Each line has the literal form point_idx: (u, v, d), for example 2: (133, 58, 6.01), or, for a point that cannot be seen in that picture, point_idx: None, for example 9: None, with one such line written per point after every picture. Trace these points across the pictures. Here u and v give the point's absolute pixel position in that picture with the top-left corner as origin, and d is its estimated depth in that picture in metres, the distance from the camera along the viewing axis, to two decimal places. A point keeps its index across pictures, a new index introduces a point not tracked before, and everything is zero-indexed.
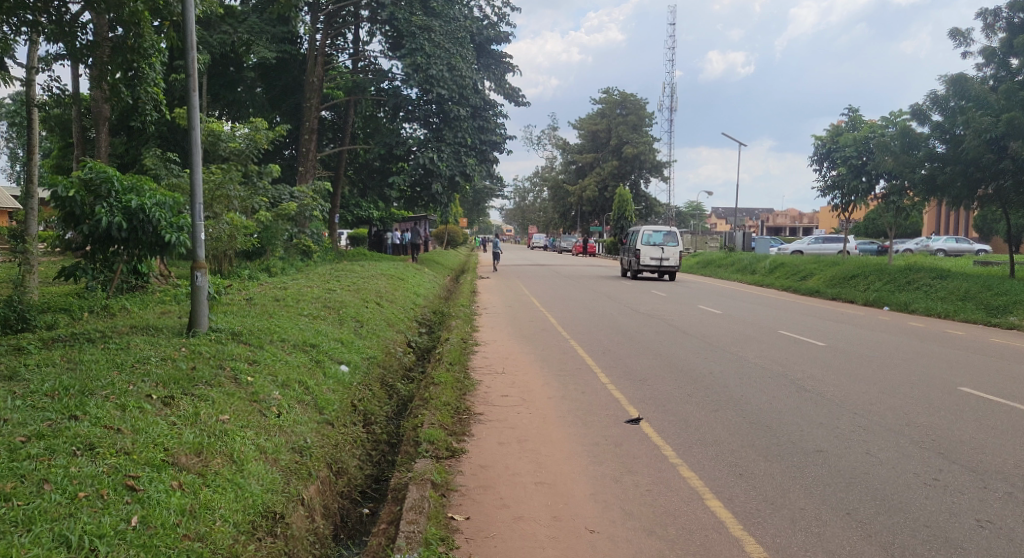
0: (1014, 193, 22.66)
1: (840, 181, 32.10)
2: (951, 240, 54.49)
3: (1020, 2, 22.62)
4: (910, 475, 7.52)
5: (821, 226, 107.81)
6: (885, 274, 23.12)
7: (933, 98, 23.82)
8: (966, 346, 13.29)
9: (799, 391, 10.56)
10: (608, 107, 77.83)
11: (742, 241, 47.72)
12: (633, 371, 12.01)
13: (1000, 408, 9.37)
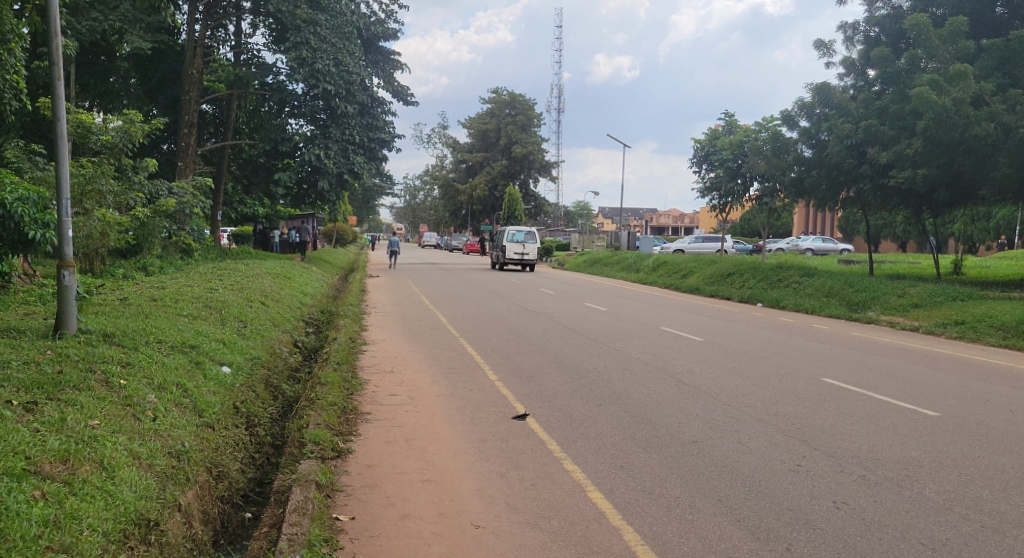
0: (873, 196, 24.36)
1: (718, 183, 33.53)
2: (819, 240, 58.07)
3: (875, 18, 24.59)
4: (777, 462, 7.97)
5: (702, 226, 112.08)
6: (760, 272, 24.29)
7: (801, 105, 25.17)
8: (829, 339, 14.18)
9: (678, 384, 11.01)
10: (497, 107, 78.66)
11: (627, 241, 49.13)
12: (521, 367, 12.20)
13: (856, 397, 10.06)
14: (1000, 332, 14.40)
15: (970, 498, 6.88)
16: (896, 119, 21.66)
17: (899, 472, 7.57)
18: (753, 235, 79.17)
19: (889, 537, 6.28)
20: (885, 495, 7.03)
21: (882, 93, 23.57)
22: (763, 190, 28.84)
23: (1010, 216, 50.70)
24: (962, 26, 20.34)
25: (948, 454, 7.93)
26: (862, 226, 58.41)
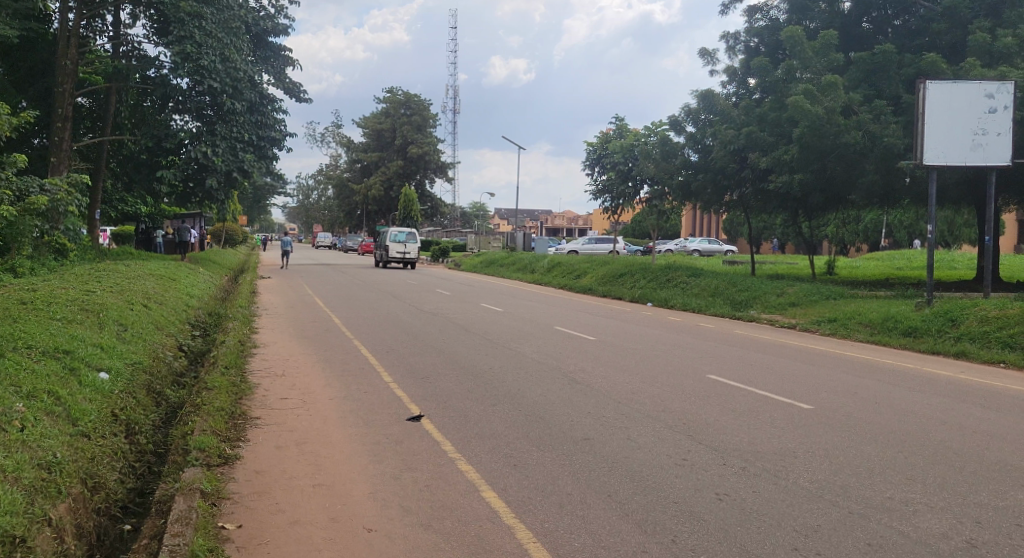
0: (754, 200, 25.70)
1: (610, 186, 34.31)
2: (706, 241, 60.69)
3: (755, 29, 25.76)
4: (664, 456, 8.23)
5: (596, 227, 114.52)
6: (650, 272, 25.01)
7: (688, 110, 26.11)
8: (714, 337, 14.74)
9: (571, 383, 11.20)
10: (392, 107, 78.06)
11: (522, 241, 49.66)
12: (415, 369, 12.14)
13: (739, 392, 10.50)
14: (868, 328, 15.29)
15: (841, 485, 7.24)
16: (774, 126, 22.72)
17: (777, 463, 7.92)
18: (644, 236, 81.54)
19: (768, 523, 6.57)
20: (764, 486, 7.35)
21: (761, 101, 24.64)
22: (652, 192, 29.77)
23: (877, 219, 54.13)
24: (833, 39, 21.45)
25: (820, 445, 8.36)
26: (745, 228, 61.12)
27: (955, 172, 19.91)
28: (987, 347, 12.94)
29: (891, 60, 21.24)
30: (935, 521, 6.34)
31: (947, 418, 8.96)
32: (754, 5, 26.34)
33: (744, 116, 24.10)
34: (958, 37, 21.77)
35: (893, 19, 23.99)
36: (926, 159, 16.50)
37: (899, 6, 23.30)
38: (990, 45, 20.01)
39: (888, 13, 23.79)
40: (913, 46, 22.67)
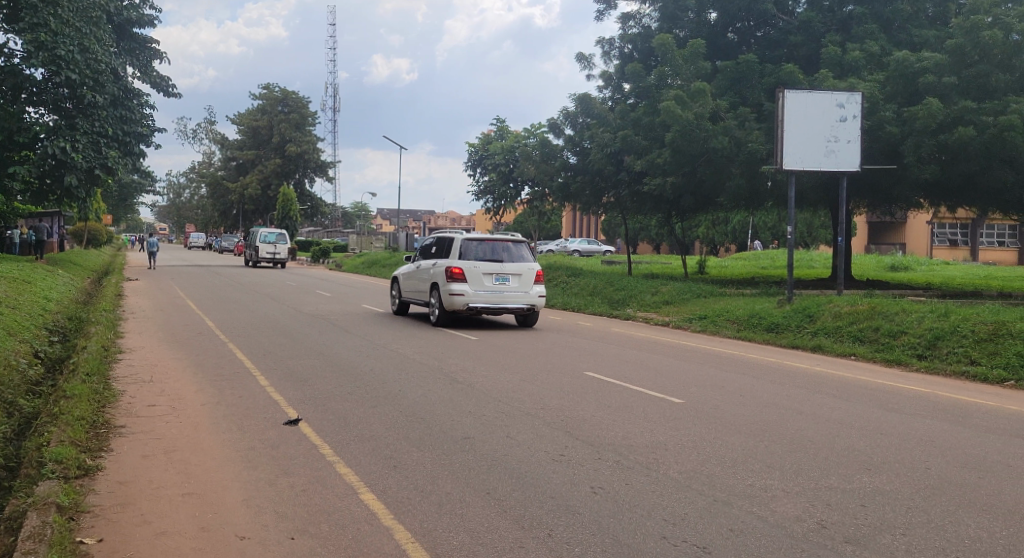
0: (629, 201, 26.55)
1: (491, 187, 34.64)
2: (585, 242, 62.61)
3: (628, 35, 26.63)
4: (542, 453, 8.34)
5: (480, 228, 115.25)
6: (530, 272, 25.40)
7: (566, 114, 26.72)
8: (593, 335, 15.08)
9: (452, 382, 11.22)
10: (269, 103, 76.04)
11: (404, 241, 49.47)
12: (292, 371, 11.86)
13: (615, 387, 10.80)
14: (735, 325, 16.05)
15: (707, 475, 7.54)
16: (648, 130, 23.55)
17: (648, 456, 8.18)
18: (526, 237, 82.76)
19: (641, 512, 6.71)
20: (636, 478, 7.56)
21: (635, 105, 25.43)
22: (533, 194, 30.23)
23: (743, 221, 57.11)
24: (700, 47, 22.40)
25: (688, 437, 8.69)
26: (622, 229, 63.12)
27: (813, 177, 21.20)
28: (840, 340, 13.83)
29: (753, 70, 22.44)
30: (790, 504, 6.68)
31: (803, 409, 9.51)
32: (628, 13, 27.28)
33: (619, 119, 24.83)
34: (813, 50, 23.33)
35: (754, 30, 25.39)
36: (786, 164, 17.40)
37: (760, 19, 24.67)
38: (840, 58, 21.46)
39: (751, 25, 25.15)
40: (774, 57, 24.07)
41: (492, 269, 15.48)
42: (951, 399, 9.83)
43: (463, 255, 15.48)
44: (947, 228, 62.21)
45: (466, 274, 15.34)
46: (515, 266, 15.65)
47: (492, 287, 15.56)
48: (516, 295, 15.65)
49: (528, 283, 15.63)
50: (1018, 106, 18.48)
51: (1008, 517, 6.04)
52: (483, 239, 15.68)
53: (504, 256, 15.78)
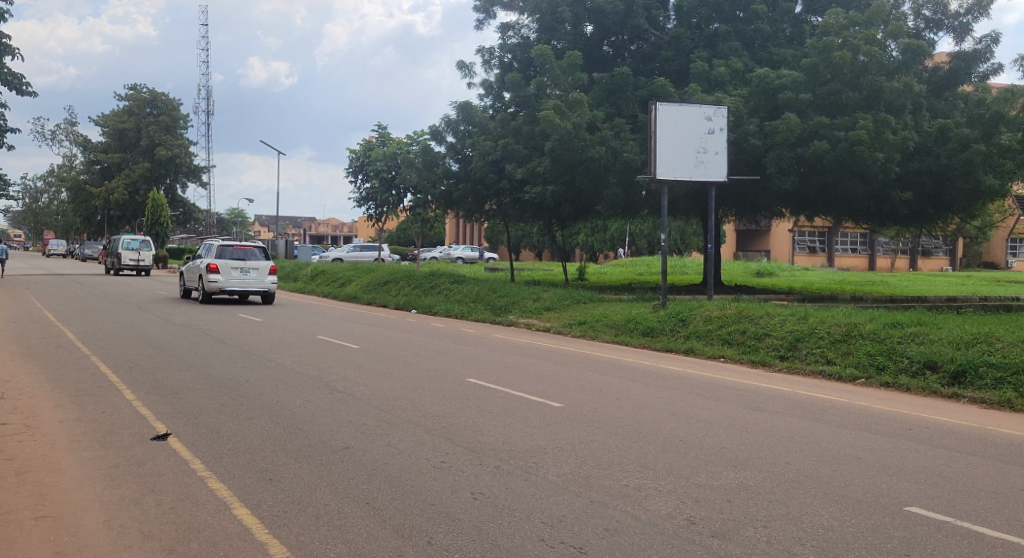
0: (511, 208, 26.92)
1: (373, 194, 34.26)
2: (468, 249, 62.96)
3: (508, 46, 27.03)
4: (422, 461, 8.18)
5: (362, 234, 113.77)
6: (413, 280, 25.29)
7: (447, 121, 26.80)
8: (475, 342, 15.12)
9: (331, 392, 10.97)
10: (136, 104, 72.64)
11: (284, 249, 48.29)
12: (162, 384, 11.32)
13: (496, 393, 10.84)
14: (613, 329, 16.48)
15: (584, 477, 7.61)
16: (528, 138, 23.96)
17: (528, 460, 8.18)
18: (409, 244, 82.43)
19: (521, 517, 6.67)
20: (516, 482, 7.55)
21: (516, 114, 25.74)
22: (416, 201, 30.11)
23: (621, 228, 58.88)
24: (578, 59, 22.93)
25: (567, 440, 8.79)
26: (504, 236, 63.83)
27: (686, 187, 22.09)
28: (711, 343, 14.44)
29: (628, 82, 23.20)
30: (662, 503, 6.83)
31: (676, 410, 9.83)
32: (507, 24, 27.71)
33: (500, 128, 25.10)
34: (683, 64, 24.31)
35: (628, 44, 26.18)
36: (660, 174, 18.02)
37: (634, 32, 25.39)
38: (707, 73, 22.48)
39: (625, 39, 25.96)
40: (647, 70, 24.98)
41: (238, 265, 24.32)
42: (809, 397, 10.43)
43: (220, 256, 24.07)
44: (807, 235, 66.28)
45: (220, 269, 24.04)
46: (255, 263, 24.49)
47: (239, 277, 24.35)
48: (256, 282, 24.44)
49: (264, 274, 24.52)
50: (865, 122, 19.55)
51: (859, 505, 6.43)
52: (234, 245, 24.14)
53: (250, 257, 24.37)
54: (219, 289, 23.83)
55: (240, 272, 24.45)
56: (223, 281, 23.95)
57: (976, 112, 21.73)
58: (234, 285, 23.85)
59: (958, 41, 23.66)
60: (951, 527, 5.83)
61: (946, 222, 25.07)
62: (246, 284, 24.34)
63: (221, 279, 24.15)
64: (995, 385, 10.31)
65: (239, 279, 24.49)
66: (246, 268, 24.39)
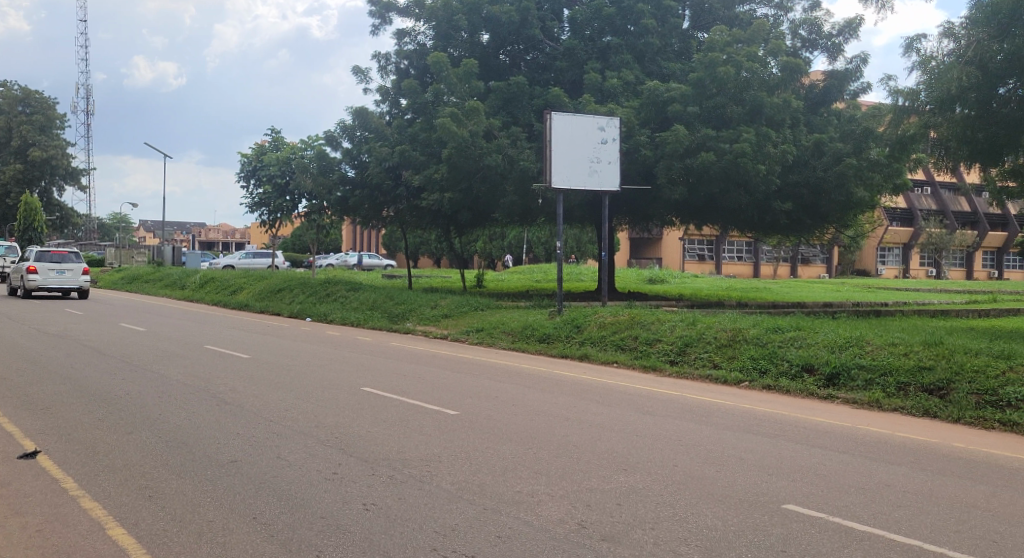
0: (409, 215, 26.81)
1: (265, 200, 33.41)
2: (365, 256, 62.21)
3: (404, 52, 26.95)
4: (313, 471, 7.88)
5: (254, 241, 110.88)
6: (308, 287, 24.79)
7: (343, 126, 26.48)
8: (370, 350, 14.91)
9: (219, 404, 10.59)
10: (6, 103, 68.57)
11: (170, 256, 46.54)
12: (33, 399, 10.68)
13: (390, 402, 10.70)
14: (510, 336, 16.58)
15: (477, 484, 7.41)
16: (425, 145, 23.92)
17: (421, 469, 7.92)
18: (303, 251, 80.72)
19: (411, 528, 6.35)
20: (408, 491, 7.24)
21: (412, 121, 25.67)
22: (311, 207, 29.55)
23: (518, 236, 59.46)
24: (474, 67, 23.06)
25: (463, 447, 8.71)
26: (402, 243, 63.33)
27: (581, 195, 22.52)
28: (604, 349, 14.72)
29: (523, 92, 23.48)
30: (554, 508, 6.74)
31: (569, 416, 9.95)
32: (402, 30, 27.62)
33: (396, 134, 24.95)
34: (576, 75, 24.84)
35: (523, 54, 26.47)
36: (556, 182, 18.26)
37: (528, 43, 25.69)
38: (600, 85, 22.99)
39: (520, 48, 26.22)
40: (541, 80, 25.31)
41: (56, 266, 26.24)
42: (695, 400, 10.78)
43: (38, 258, 26.04)
44: (696, 244, 68.47)
45: (37, 270, 26.01)
46: (71, 265, 26.57)
47: (56, 277, 26.27)
48: (71, 281, 26.44)
49: (78, 274, 26.54)
50: (748, 135, 20.49)
51: (741, 504, 6.63)
52: (52, 250, 26.31)
53: (67, 259, 26.50)
54: (36, 288, 25.89)
55: (58, 273, 26.36)
56: (41, 280, 25.89)
57: (847, 128, 23.33)
58: (51, 282, 25.89)
59: (831, 60, 25.05)
60: (824, 522, 6.10)
61: (823, 232, 26.47)
62: (63, 283, 26.32)
63: (37, 279, 26.04)
64: (866, 386, 10.91)
65: (56, 279, 26.38)
66: (64, 268, 26.31)
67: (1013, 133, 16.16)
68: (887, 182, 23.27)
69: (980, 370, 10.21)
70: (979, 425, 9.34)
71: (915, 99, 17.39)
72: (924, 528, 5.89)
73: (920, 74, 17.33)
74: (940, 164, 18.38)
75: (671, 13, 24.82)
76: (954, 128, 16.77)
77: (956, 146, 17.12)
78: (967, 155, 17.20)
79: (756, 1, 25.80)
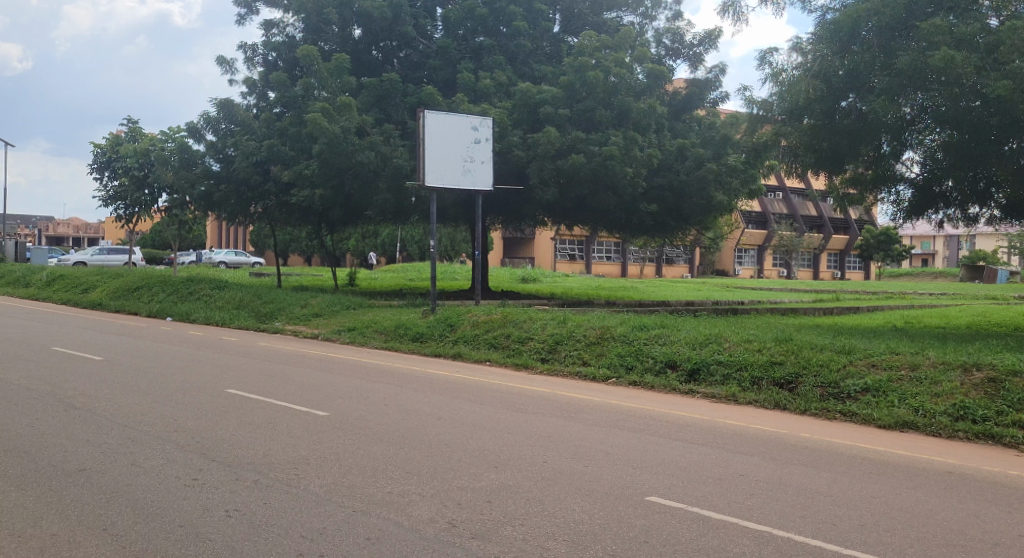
0: (278, 211, 26.05)
1: (122, 193, 31.56)
2: (231, 253, 60.04)
3: (272, 44, 26.15)
4: (171, 479, 7.50)
5: (110, 236, 104.82)
6: (168, 285, 23.62)
7: (207, 119, 25.41)
8: (236, 350, 14.37)
9: (67, 409, 9.91)
10: None
11: (12, 251, 43.32)
12: None
13: (257, 405, 10.34)
14: (383, 335, 16.41)
15: (347, 486, 7.28)
16: (295, 140, 23.30)
17: (288, 473, 7.70)
18: (163, 247, 76.86)
19: (276, 534, 6.14)
20: (274, 496, 7.02)
21: (281, 115, 24.95)
22: (172, 202, 28.19)
23: (391, 233, 59.00)
24: (345, 62, 22.60)
25: (332, 449, 8.53)
26: (271, 239, 61.51)
27: (454, 194, 22.56)
28: (478, 347, 14.80)
29: (396, 89, 23.26)
30: (424, 508, 6.69)
31: (441, 415, 9.96)
32: (270, 21, 26.79)
33: (265, 128, 24.22)
34: (449, 74, 24.83)
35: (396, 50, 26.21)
36: (428, 181, 18.19)
37: (401, 40, 25.47)
38: (473, 84, 23.11)
39: (393, 45, 25.94)
40: (415, 78, 25.18)
41: None
42: (564, 397, 11.01)
43: None
44: (567, 243, 69.89)
45: None
46: None
47: None
48: None
49: None
50: (616, 139, 21.14)
51: (608, 498, 6.81)
52: None
53: None
54: None
55: None
56: None
57: (707, 134, 24.43)
58: None
59: (692, 69, 26.13)
60: (683, 513, 6.36)
61: (686, 234, 27.63)
62: None
63: None
64: (724, 381, 11.48)
65: None
66: None
67: (852, 144, 17.42)
68: (744, 187, 24.56)
69: (825, 364, 10.95)
70: (823, 416, 10.03)
71: (769, 109, 18.51)
72: (774, 515, 6.24)
73: (773, 85, 18.39)
74: (790, 171, 19.56)
75: (543, 17, 25.21)
76: (802, 137, 17.93)
77: (804, 154, 18.34)
78: (813, 162, 18.36)
79: (623, 9, 26.50)
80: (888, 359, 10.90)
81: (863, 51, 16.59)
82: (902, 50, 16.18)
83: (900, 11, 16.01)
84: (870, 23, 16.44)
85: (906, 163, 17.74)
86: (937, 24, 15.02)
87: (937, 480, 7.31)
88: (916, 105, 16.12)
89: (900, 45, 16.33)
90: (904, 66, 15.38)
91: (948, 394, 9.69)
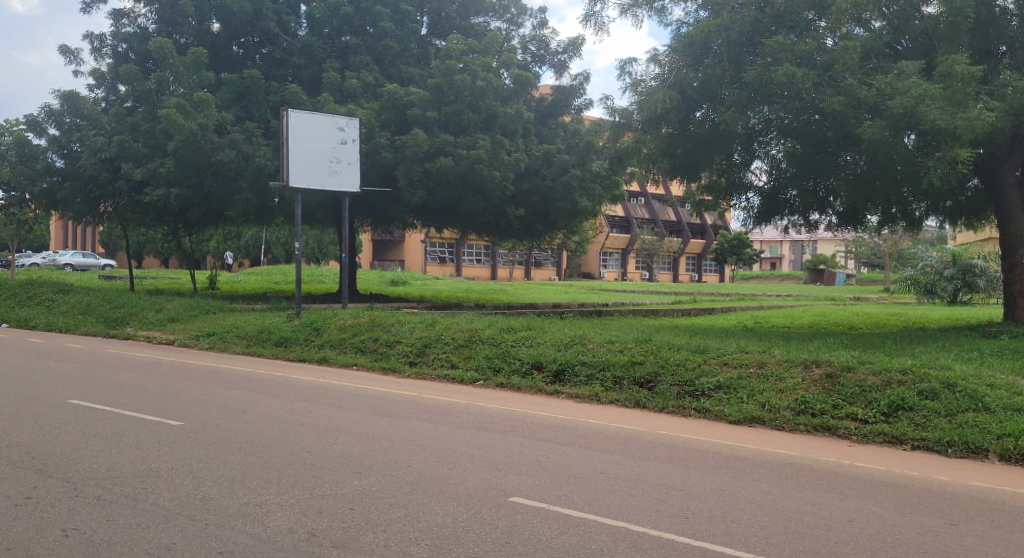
0: (130, 211, 24.69)
1: None
2: (79, 255, 56.39)
3: (122, 34, 24.79)
4: (1, 498, 6.93)
5: None
6: (6, 289, 21.88)
7: (49, 111, 23.78)
8: (80, 358, 13.49)
9: None
10: None
11: None
12: None
13: (103, 416, 9.74)
14: (244, 341, 15.82)
15: (199, 499, 6.96)
16: (148, 136, 22.14)
17: (135, 487, 7.29)
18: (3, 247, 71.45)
19: (118, 553, 5.77)
20: (118, 512, 6.62)
21: (133, 110, 23.68)
22: (9, 199, 26.13)
23: (256, 235, 57.18)
24: (202, 57, 21.73)
25: (184, 460, 8.14)
26: (124, 241, 58.28)
27: (320, 196, 22.08)
28: (343, 351, 14.54)
29: (259, 86, 22.53)
30: (282, 518, 6.48)
31: (303, 421, 9.71)
32: (119, 11, 25.43)
33: (114, 123, 22.90)
34: (314, 73, 24.29)
35: (259, 47, 25.30)
36: (292, 181, 17.72)
37: (264, 36, 24.73)
38: (339, 84, 22.73)
39: (255, 41, 25.05)
40: (278, 75, 24.47)
41: None
42: (431, 400, 10.97)
43: None
44: (438, 247, 69.78)
45: None
46: None
47: None
48: None
49: None
50: (484, 143, 21.32)
51: (471, 500, 6.84)
52: None
53: None
54: None
55: None
56: None
57: (572, 140, 25.02)
58: None
59: (557, 76, 26.70)
60: (544, 512, 6.46)
61: (553, 237, 28.17)
62: None
63: None
64: (588, 381, 11.77)
65: None
66: None
67: (705, 153, 18.31)
68: (607, 193, 25.29)
69: (681, 363, 11.44)
70: (678, 413, 10.47)
71: (629, 117, 18.95)
72: (631, 511, 6.45)
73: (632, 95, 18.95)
74: (650, 176, 20.32)
75: (410, 18, 25.05)
76: (659, 144, 18.64)
77: (661, 161, 19.10)
78: (669, 168, 19.19)
79: (490, 14, 26.86)
80: (738, 357, 11.50)
81: (714, 65, 17.46)
82: (749, 65, 17.13)
83: (747, 29, 16.99)
84: (720, 39, 17.33)
85: (755, 172, 18.79)
86: (780, 42, 16.03)
87: (778, 471, 7.77)
88: (763, 117, 17.07)
89: (748, 59, 17.30)
90: (751, 81, 16.31)
91: (791, 391, 10.31)
